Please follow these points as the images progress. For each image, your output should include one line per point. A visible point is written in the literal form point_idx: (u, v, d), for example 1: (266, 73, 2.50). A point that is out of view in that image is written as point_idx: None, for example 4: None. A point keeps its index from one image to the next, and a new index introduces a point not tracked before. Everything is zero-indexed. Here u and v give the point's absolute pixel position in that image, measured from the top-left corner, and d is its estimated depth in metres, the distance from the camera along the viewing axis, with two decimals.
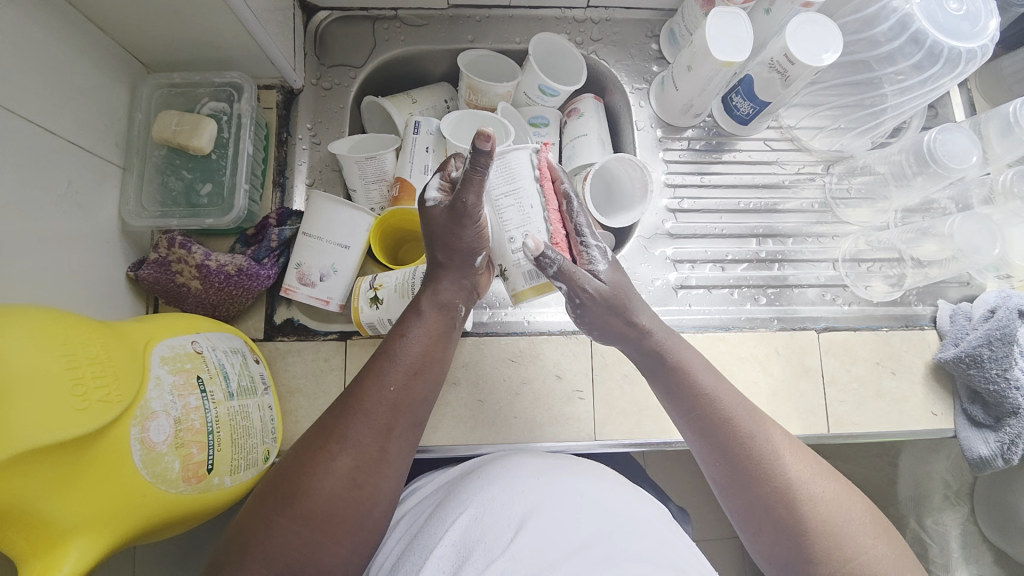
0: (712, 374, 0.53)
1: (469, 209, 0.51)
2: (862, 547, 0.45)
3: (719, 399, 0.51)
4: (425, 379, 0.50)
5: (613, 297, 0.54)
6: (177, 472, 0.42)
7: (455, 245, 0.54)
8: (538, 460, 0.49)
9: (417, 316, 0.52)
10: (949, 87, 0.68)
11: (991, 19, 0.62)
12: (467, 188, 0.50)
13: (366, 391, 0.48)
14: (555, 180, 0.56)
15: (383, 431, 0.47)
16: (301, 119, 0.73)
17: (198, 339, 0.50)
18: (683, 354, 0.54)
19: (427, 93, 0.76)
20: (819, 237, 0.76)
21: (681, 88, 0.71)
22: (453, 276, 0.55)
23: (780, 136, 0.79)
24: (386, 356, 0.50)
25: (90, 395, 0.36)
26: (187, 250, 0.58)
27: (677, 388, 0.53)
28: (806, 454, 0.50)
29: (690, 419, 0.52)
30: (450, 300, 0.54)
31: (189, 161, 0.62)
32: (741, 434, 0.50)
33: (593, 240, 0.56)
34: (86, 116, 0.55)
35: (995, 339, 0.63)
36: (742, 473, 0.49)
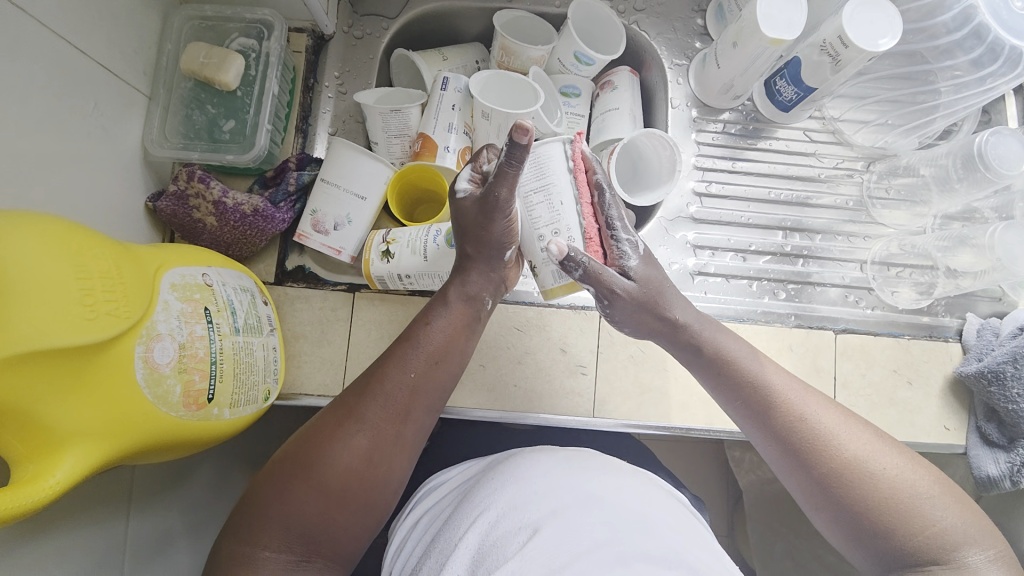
0: (756, 357, 0.53)
1: (501, 203, 0.48)
2: (935, 517, 0.44)
3: (768, 378, 0.51)
4: (445, 367, 0.50)
5: (648, 288, 0.52)
6: (178, 396, 0.43)
7: (484, 237, 0.51)
8: (552, 455, 0.47)
9: (444, 304, 0.52)
10: (1002, 90, 0.66)
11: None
12: (500, 182, 0.47)
13: (386, 372, 0.48)
14: (588, 171, 0.52)
15: (398, 412, 0.47)
16: (329, 67, 0.72)
17: (209, 273, 0.50)
18: (725, 342, 0.53)
19: (458, 51, 0.74)
20: (849, 237, 0.73)
21: (723, 67, 0.68)
22: (482, 268, 0.52)
23: (822, 127, 0.75)
24: (409, 340, 0.50)
25: (98, 307, 0.36)
26: (205, 185, 0.58)
27: (723, 372, 0.52)
28: (864, 429, 0.49)
29: (739, 404, 0.52)
30: (477, 291, 0.52)
31: (215, 95, 0.62)
32: (792, 417, 0.49)
33: (625, 235, 0.52)
34: (117, 39, 0.55)
35: (1021, 357, 0.60)
36: (797, 455, 0.48)
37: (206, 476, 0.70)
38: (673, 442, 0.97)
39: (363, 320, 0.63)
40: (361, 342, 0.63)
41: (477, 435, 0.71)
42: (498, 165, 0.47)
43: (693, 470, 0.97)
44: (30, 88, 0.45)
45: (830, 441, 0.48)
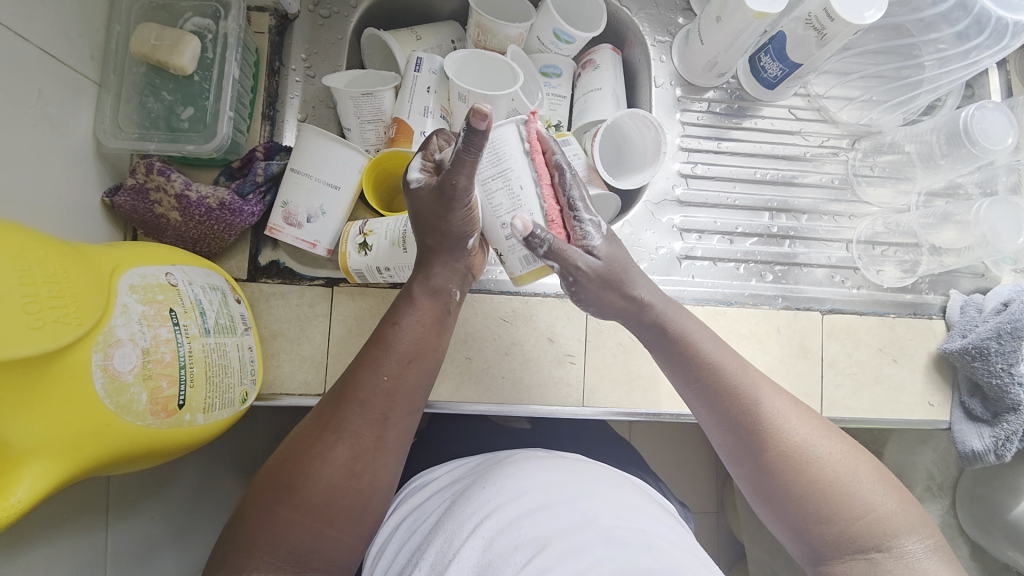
0: (715, 342, 0.52)
1: (459, 191, 0.45)
2: (872, 505, 0.45)
3: (725, 364, 0.50)
4: (422, 367, 0.48)
5: (612, 269, 0.51)
6: (144, 404, 0.40)
7: (444, 228, 0.48)
8: (543, 468, 0.46)
9: (412, 302, 0.49)
10: (987, 63, 0.65)
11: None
12: (458, 169, 0.44)
13: (359, 381, 0.46)
14: (546, 151, 0.49)
15: (377, 420, 0.46)
16: (296, 49, 0.68)
17: (173, 272, 0.47)
18: (686, 325, 0.52)
19: (433, 30, 0.70)
20: (835, 216, 0.73)
21: (707, 43, 0.66)
22: (446, 260, 0.50)
23: (807, 104, 0.74)
24: (380, 344, 0.47)
25: (46, 314, 0.33)
26: (166, 178, 0.55)
27: (683, 356, 0.51)
28: (812, 416, 0.49)
29: (695, 388, 0.51)
30: (444, 284, 0.50)
31: (171, 81, 0.58)
32: (746, 402, 0.49)
33: (587, 214, 0.50)
34: (59, 21, 0.51)
35: (1005, 332, 0.60)
36: (748, 440, 0.48)
37: (188, 482, 0.67)
38: (662, 427, 0.97)
39: (342, 315, 0.61)
40: (342, 339, 0.61)
41: (466, 428, 0.69)
42: (453, 151, 0.44)
43: (683, 453, 0.97)
44: None
45: (779, 427, 0.48)
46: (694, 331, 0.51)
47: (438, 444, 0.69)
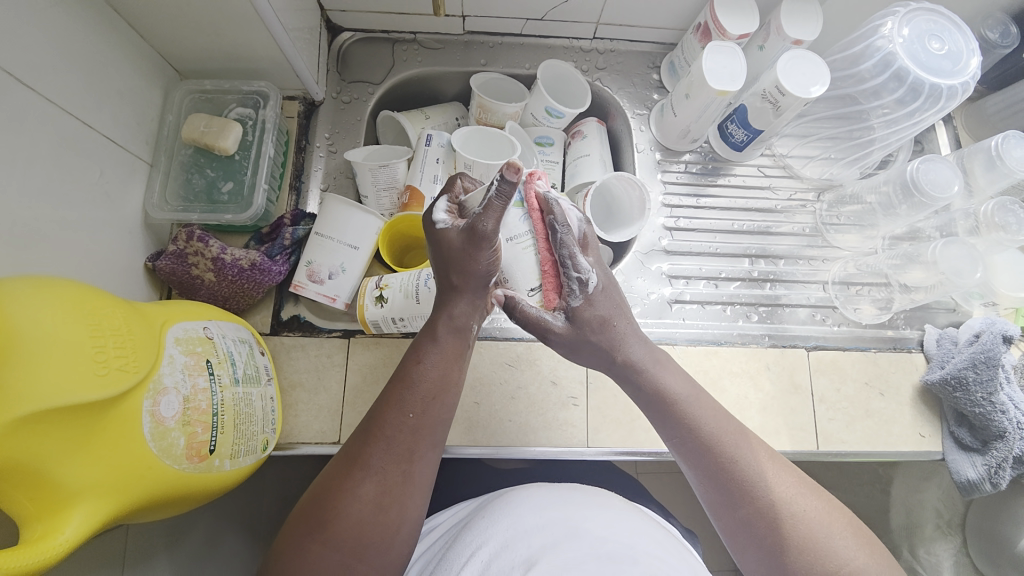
0: (698, 398, 0.53)
1: (485, 234, 0.49)
2: (846, 561, 0.46)
3: (701, 423, 0.52)
4: (445, 401, 0.51)
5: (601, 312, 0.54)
6: (182, 449, 0.43)
7: (470, 268, 0.52)
8: (548, 493, 0.47)
9: (434, 340, 0.53)
10: (932, 120, 0.71)
11: (972, 57, 0.63)
12: (487, 214, 0.48)
13: (387, 419, 0.49)
14: (543, 211, 0.53)
15: (405, 454, 0.48)
16: (320, 129, 0.77)
17: (209, 326, 0.52)
18: (664, 379, 0.54)
19: (439, 110, 0.80)
20: (810, 260, 0.79)
21: (679, 115, 0.75)
22: (469, 298, 0.53)
23: (773, 163, 0.83)
24: (405, 382, 0.51)
25: (110, 362, 0.38)
26: (204, 243, 0.61)
27: (664, 412, 0.53)
28: (793, 471, 0.51)
29: (677, 443, 0.53)
30: (465, 322, 0.54)
31: (213, 160, 0.66)
32: (725, 461, 0.50)
33: None
34: (122, 114, 0.59)
35: (980, 362, 0.65)
36: (731, 493, 0.50)
37: (199, 537, 0.68)
38: (671, 473, 0.98)
39: (357, 365, 0.65)
40: (357, 387, 0.64)
41: (475, 474, 0.71)
42: (485, 198, 0.49)
43: (693, 498, 0.97)
44: (37, 160, 0.48)
45: (757, 485, 0.49)
46: (675, 391, 0.53)
47: (447, 492, 0.70)
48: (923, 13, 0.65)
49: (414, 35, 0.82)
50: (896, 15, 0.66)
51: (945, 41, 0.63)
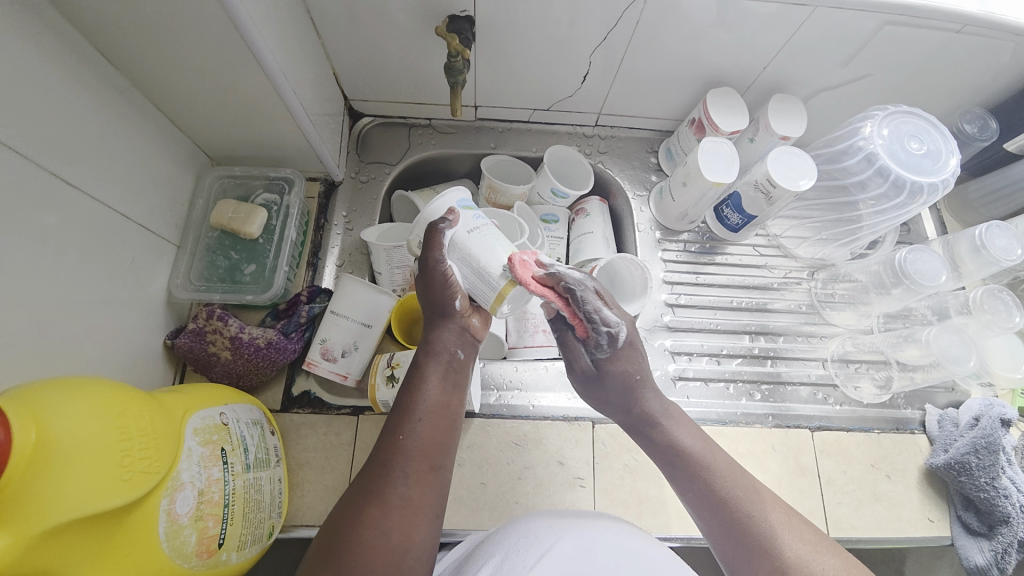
0: (693, 432, 0.56)
1: (433, 263, 0.55)
2: None
3: (714, 473, 0.52)
4: (436, 423, 0.51)
5: (632, 362, 0.56)
6: (192, 545, 0.44)
7: (435, 300, 0.56)
8: (556, 512, 0.54)
9: (423, 369, 0.54)
10: (918, 210, 0.73)
11: (951, 156, 0.67)
12: (433, 246, 0.54)
13: (383, 442, 0.50)
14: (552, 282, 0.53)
15: (404, 474, 0.48)
16: (338, 208, 0.81)
17: (225, 412, 0.53)
18: (677, 435, 0.55)
19: (451, 189, 0.85)
20: (808, 337, 0.82)
21: (677, 199, 0.80)
22: (443, 325, 0.56)
23: (768, 243, 0.87)
24: (397, 409, 0.52)
25: (134, 465, 0.39)
26: (223, 322, 0.63)
27: (679, 465, 0.54)
28: (791, 510, 0.50)
29: (692, 495, 0.53)
30: (447, 345, 0.55)
31: (238, 242, 0.70)
32: (741, 513, 0.49)
33: (604, 325, 0.54)
34: (157, 202, 0.64)
35: (981, 447, 0.66)
36: (748, 549, 0.48)
37: None
38: None
39: (365, 443, 0.65)
40: (364, 467, 0.64)
41: None
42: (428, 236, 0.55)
43: None
44: (70, 253, 0.51)
45: (753, 517, 0.49)
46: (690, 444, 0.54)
47: None
48: (902, 116, 0.69)
49: (429, 121, 0.88)
50: (875, 118, 0.70)
51: (925, 141, 0.68)
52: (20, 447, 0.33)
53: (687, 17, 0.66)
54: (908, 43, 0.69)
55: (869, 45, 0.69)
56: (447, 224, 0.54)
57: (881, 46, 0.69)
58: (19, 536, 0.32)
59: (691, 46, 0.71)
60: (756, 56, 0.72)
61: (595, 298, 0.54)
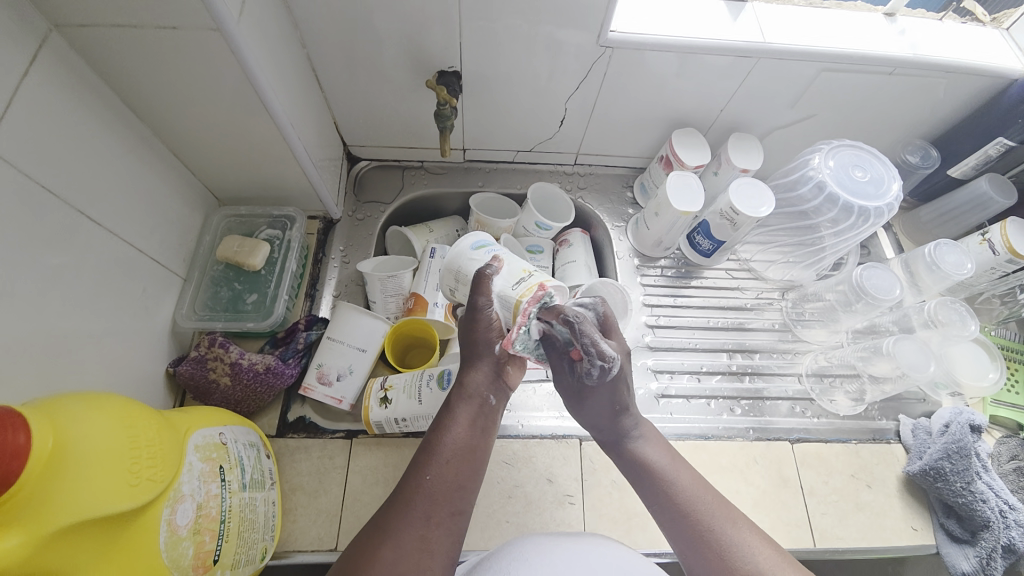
0: (678, 467, 0.59)
1: (480, 307, 0.58)
2: None
3: (680, 486, 0.56)
4: (461, 468, 0.52)
5: (612, 387, 0.59)
6: (189, 558, 0.46)
7: (473, 339, 0.59)
8: (544, 534, 0.54)
9: (453, 410, 0.56)
10: (872, 230, 0.80)
11: (894, 182, 0.74)
12: (481, 289, 0.57)
13: (405, 482, 0.51)
14: (555, 312, 0.57)
15: (422, 520, 0.48)
16: (335, 243, 0.87)
17: (224, 432, 0.56)
18: (646, 449, 0.60)
19: (442, 224, 0.91)
20: (784, 353, 0.86)
21: (652, 228, 0.86)
22: (478, 367, 0.59)
23: (740, 267, 0.93)
24: (428, 447, 0.53)
25: (141, 472, 0.41)
26: (224, 349, 0.66)
27: (646, 476, 0.58)
28: (772, 543, 0.52)
29: (657, 508, 0.57)
30: (480, 389, 0.58)
31: (241, 274, 0.75)
32: (701, 527, 0.53)
33: (597, 357, 0.57)
34: (167, 238, 0.69)
35: (953, 452, 0.68)
36: (707, 561, 0.51)
37: None
38: None
39: (359, 466, 0.67)
40: (358, 488, 0.66)
41: None
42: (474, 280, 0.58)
43: None
44: (87, 283, 0.55)
45: (737, 552, 0.50)
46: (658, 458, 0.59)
47: None
48: (846, 149, 0.77)
49: (421, 163, 0.95)
50: (822, 150, 0.78)
51: (868, 169, 0.75)
52: (40, 449, 0.35)
53: (649, 69, 0.75)
54: (845, 86, 0.78)
55: (810, 88, 0.78)
56: (493, 269, 0.57)
57: (822, 88, 0.78)
58: (33, 535, 0.35)
59: (655, 92, 0.79)
60: (713, 100, 0.81)
61: (593, 331, 0.57)
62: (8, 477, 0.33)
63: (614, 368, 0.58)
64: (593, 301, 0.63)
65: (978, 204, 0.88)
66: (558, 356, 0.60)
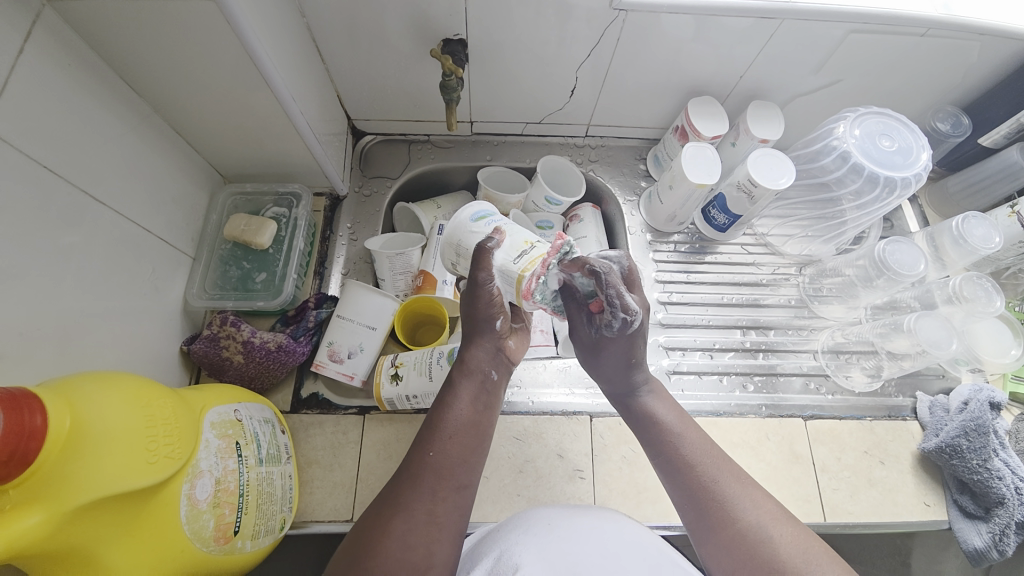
0: (685, 424, 0.58)
1: (481, 283, 0.55)
2: None
3: (685, 442, 0.56)
4: (465, 444, 0.52)
5: (631, 339, 0.58)
6: (210, 530, 0.47)
7: (474, 316, 0.58)
8: (554, 507, 0.54)
9: (454, 386, 0.56)
10: (897, 203, 0.76)
11: (922, 151, 0.71)
12: (481, 264, 0.55)
13: (410, 457, 0.51)
14: (580, 264, 0.54)
15: (428, 493, 0.48)
16: (343, 221, 0.86)
17: (239, 408, 0.56)
18: (653, 406, 0.60)
19: (449, 199, 0.89)
20: (799, 329, 0.85)
21: (666, 202, 0.84)
22: (478, 343, 0.58)
23: (756, 242, 0.91)
24: (430, 424, 0.53)
25: (158, 450, 0.42)
26: (236, 328, 0.67)
27: (653, 432, 0.58)
28: (772, 504, 0.51)
29: (661, 462, 0.57)
30: (480, 365, 0.58)
31: (249, 252, 0.75)
32: (702, 482, 0.52)
33: (621, 310, 0.55)
34: (175, 217, 0.69)
35: (971, 430, 0.67)
36: (707, 516, 0.51)
37: None
38: None
39: (371, 441, 0.68)
40: (371, 463, 0.67)
41: None
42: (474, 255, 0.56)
43: None
44: (97, 264, 0.55)
45: (733, 508, 0.50)
46: (666, 415, 0.58)
47: None
48: (872, 116, 0.73)
49: (427, 137, 0.93)
50: (847, 118, 0.74)
51: (895, 138, 0.71)
52: (56, 430, 0.36)
53: (665, 32, 0.71)
54: (875, 48, 0.73)
55: (837, 51, 0.74)
56: (494, 242, 0.54)
57: (850, 51, 0.73)
58: (54, 512, 0.35)
59: (671, 58, 0.76)
60: (732, 66, 0.77)
61: (619, 282, 0.54)
62: (26, 457, 0.34)
63: (635, 322, 0.56)
64: (619, 255, 0.58)
65: (1008, 174, 0.84)
66: (578, 308, 0.59)
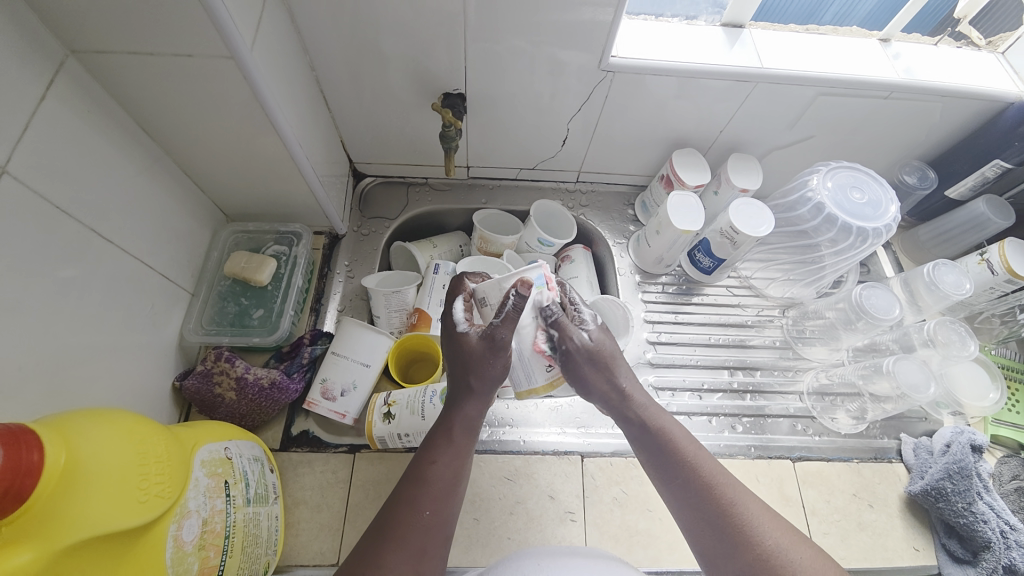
0: (695, 444, 0.57)
1: (500, 339, 0.57)
2: None
3: (698, 462, 0.55)
4: (452, 500, 0.53)
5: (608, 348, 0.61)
6: (194, 574, 0.46)
7: (486, 372, 0.58)
8: (536, 551, 0.53)
9: (449, 441, 0.56)
10: (872, 250, 0.81)
11: (891, 204, 0.76)
12: (504, 324, 0.57)
13: (401, 516, 0.50)
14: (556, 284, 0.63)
15: (416, 553, 0.49)
16: (340, 259, 0.88)
17: (229, 446, 0.56)
18: (662, 424, 0.59)
19: (445, 240, 0.92)
20: (784, 370, 0.87)
21: (653, 245, 0.87)
22: (479, 399, 0.59)
23: (740, 284, 0.94)
24: (420, 484, 0.52)
25: (149, 488, 0.42)
26: (231, 364, 0.67)
27: (662, 454, 0.57)
28: (786, 525, 0.52)
29: (672, 488, 0.55)
30: (473, 419, 0.58)
31: (248, 289, 0.76)
32: (721, 502, 0.52)
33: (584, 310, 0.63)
34: (176, 254, 0.70)
35: (954, 473, 0.68)
36: (729, 539, 0.51)
37: None
38: None
39: (361, 480, 0.67)
40: (360, 503, 0.66)
41: None
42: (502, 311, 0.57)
43: None
44: (95, 298, 0.56)
45: (755, 532, 0.50)
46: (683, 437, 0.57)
47: None
48: (843, 170, 0.79)
49: (426, 180, 0.97)
50: (819, 172, 0.80)
51: (866, 191, 0.77)
52: (52, 466, 0.36)
53: (649, 91, 0.76)
54: (842, 109, 0.79)
55: (808, 110, 0.80)
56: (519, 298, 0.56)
57: (820, 111, 0.80)
58: (42, 552, 0.35)
59: (655, 114, 0.81)
60: (713, 122, 0.83)
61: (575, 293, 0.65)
62: (21, 493, 0.34)
63: (599, 318, 0.63)
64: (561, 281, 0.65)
65: (976, 225, 0.89)
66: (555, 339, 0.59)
